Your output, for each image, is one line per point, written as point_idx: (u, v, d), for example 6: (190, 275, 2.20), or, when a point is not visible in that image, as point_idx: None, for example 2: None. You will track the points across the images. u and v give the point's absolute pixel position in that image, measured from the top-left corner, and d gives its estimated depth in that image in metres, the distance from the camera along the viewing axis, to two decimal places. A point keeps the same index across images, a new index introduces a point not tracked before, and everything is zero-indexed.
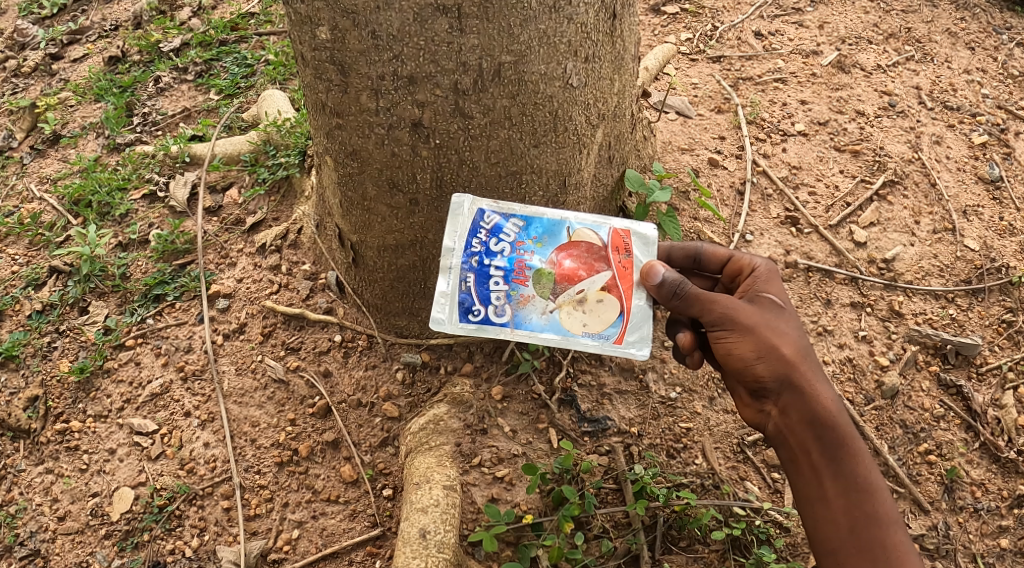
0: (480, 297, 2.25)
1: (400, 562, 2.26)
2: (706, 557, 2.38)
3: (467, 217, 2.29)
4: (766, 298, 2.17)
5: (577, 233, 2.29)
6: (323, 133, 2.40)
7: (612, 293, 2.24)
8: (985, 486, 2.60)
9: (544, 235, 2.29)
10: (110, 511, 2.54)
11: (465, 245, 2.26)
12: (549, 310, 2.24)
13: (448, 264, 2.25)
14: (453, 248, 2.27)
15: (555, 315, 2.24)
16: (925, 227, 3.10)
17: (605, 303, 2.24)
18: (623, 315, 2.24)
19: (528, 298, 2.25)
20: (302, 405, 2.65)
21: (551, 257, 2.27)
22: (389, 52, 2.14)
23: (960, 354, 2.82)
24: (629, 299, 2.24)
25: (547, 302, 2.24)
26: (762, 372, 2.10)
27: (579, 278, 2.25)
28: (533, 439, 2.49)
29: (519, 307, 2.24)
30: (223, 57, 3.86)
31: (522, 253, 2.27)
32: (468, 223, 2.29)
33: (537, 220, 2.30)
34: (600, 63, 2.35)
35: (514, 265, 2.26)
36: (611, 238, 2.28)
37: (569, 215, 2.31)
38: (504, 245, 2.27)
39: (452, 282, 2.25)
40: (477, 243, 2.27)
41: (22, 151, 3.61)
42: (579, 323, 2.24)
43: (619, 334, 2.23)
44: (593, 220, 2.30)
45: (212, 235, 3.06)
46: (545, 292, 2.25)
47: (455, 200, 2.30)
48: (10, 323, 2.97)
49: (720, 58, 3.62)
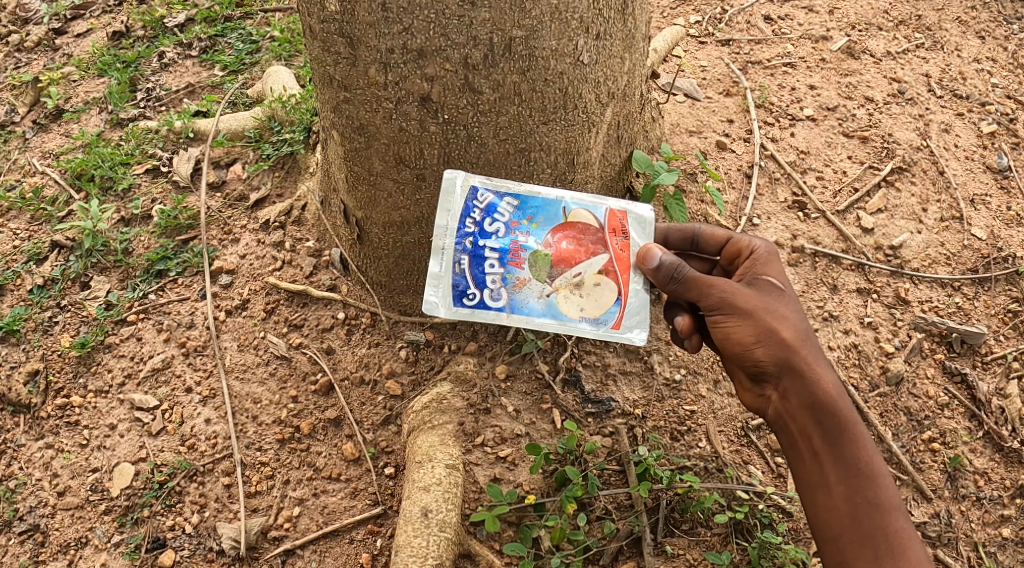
0: (474, 281, 2.22)
1: (402, 540, 2.27)
2: (709, 540, 2.37)
3: (460, 195, 2.27)
4: (765, 281, 2.15)
5: (573, 213, 2.26)
6: (330, 107, 2.38)
7: (609, 277, 2.23)
8: (988, 475, 2.59)
9: (538, 215, 2.26)
10: (111, 486, 2.53)
11: (458, 225, 2.24)
12: (545, 293, 2.22)
13: (442, 245, 2.23)
14: (447, 228, 2.24)
15: (552, 299, 2.22)
16: (932, 215, 3.08)
17: (601, 287, 2.23)
18: (620, 300, 2.23)
19: (524, 281, 2.23)
20: (304, 382, 2.64)
21: (547, 239, 2.24)
22: (400, 24, 2.13)
23: (966, 343, 2.81)
24: (627, 283, 2.23)
25: (544, 285, 2.22)
26: (761, 356, 2.09)
27: (575, 261, 2.24)
28: (537, 419, 2.48)
29: (515, 290, 2.22)
30: (228, 33, 3.84)
31: (517, 234, 2.25)
32: (461, 202, 2.26)
33: (532, 200, 2.28)
34: (611, 40, 2.33)
35: (509, 247, 2.23)
36: (608, 219, 2.26)
37: (565, 195, 2.28)
38: (499, 226, 2.25)
39: (446, 263, 2.23)
40: (471, 223, 2.25)
41: (24, 125, 3.58)
42: (575, 308, 2.23)
43: (616, 320, 2.23)
44: (590, 200, 2.28)
45: (216, 211, 3.05)
46: (542, 276, 2.23)
47: (447, 177, 2.28)
48: (10, 298, 2.96)
49: (729, 42, 3.60)
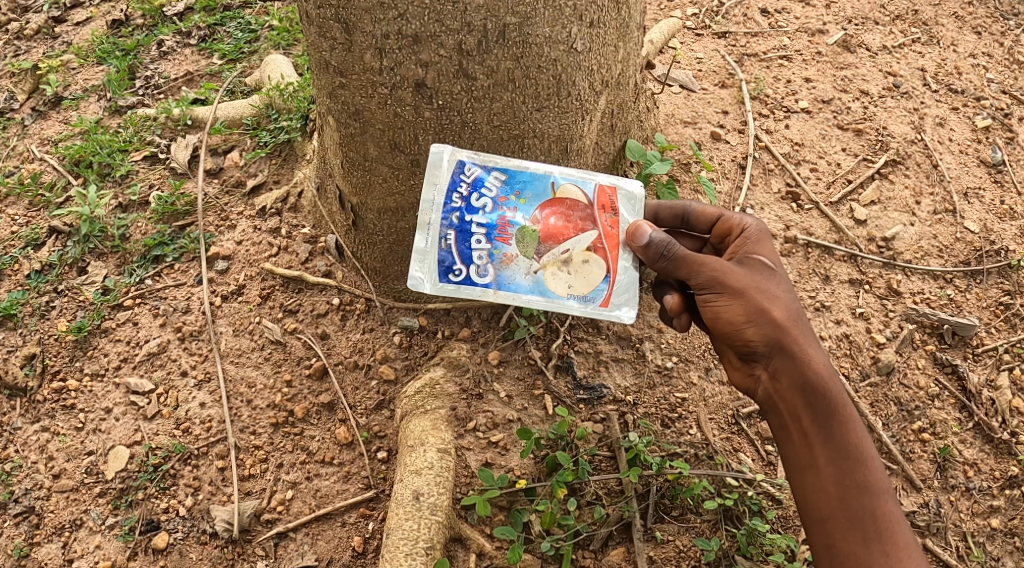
0: (461, 256, 2.24)
1: (394, 524, 2.30)
2: (698, 527, 2.39)
3: (447, 169, 2.27)
4: (756, 261, 2.17)
5: (561, 189, 2.28)
6: (326, 93, 2.39)
7: (597, 254, 2.25)
8: (977, 466, 2.61)
9: (526, 190, 2.28)
10: (106, 469, 2.55)
11: (445, 200, 2.25)
12: (532, 270, 2.24)
13: (428, 219, 2.24)
14: (434, 203, 2.25)
15: (539, 276, 2.24)
16: (926, 208, 3.09)
17: (590, 264, 2.25)
18: (609, 277, 2.25)
19: (511, 258, 2.24)
20: (299, 366, 2.66)
21: (535, 214, 2.26)
22: (394, 10, 2.14)
23: (957, 335, 2.83)
24: (615, 260, 2.25)
25: (531, 262, 2.24)
26: (752, 336, 2.10)
27: (564, 238, 2.26)
28: (529, 405, 2.50)
29: (502, 266, 2.24)
30: (227, 21, 3.85)
31: (504, 209, 2.26)
32: (448, 176, 2.27)
33: (520, 175, 2.29)
34: (605, 29, 2.34)
35: (496, 223, 2.25)
36: (597, 195, 2.28)
37: (554, 170, 2.30)
38: (486, 202, 2.26)
39: (432, 239, 2.24)
40: (458, 198, 2.26)
41: (22, 113, 3.59)
42: (563, 285, 2.24)
43: (605, 297, 2.25)
44: (578, 176, 2.30)
45: (212, 197, 3.07)
46: (529, 252, 2.24)
47: (435, 151, 2.29)
48: (8, 282, 2.97)
49: (725, 34, 3.61)
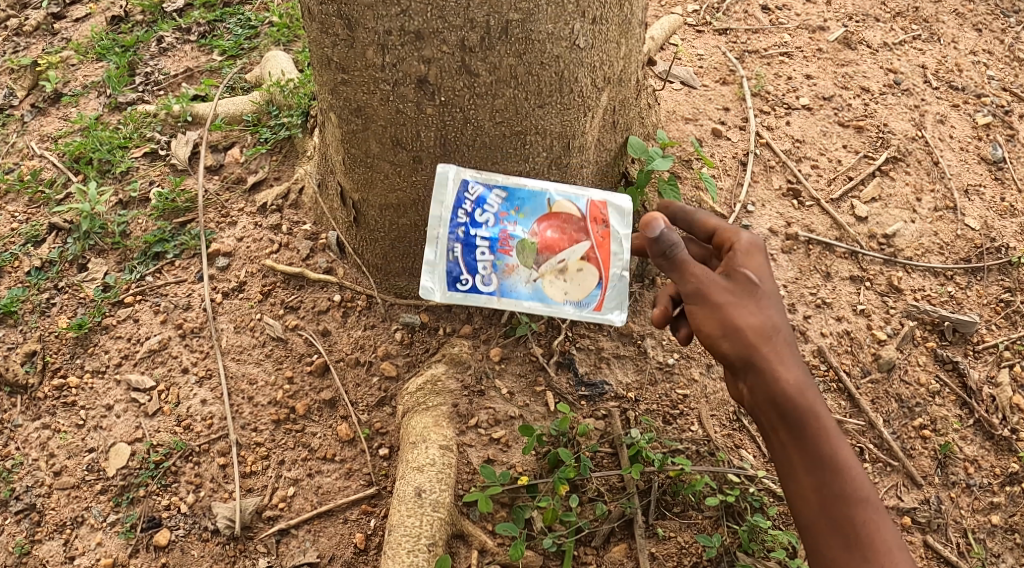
0: (467, 267, 2.31)
1: (396, 520, 2.30)
2: (700, 523, 2.39)
3: (452, 187, 2.34)
4: (740, 272, 2.06)
5: (558, 205, 2.35)
6: (328, 89, 2.39)
7: (591, 263, 2.33)
8: (978, 463, 2.61)
9: (525, 205, 2.35)
10: (107, 466, 2.55)
11: (451, 215, 2.32)
12: (532, 278, 2.31)
13: (436, 234, 2.32)
14: (440, 219, 2.33)
15: (538, 284, 2.31)
16: (926, 205, 3.10)
17: (584, 273, 2.33)
18: (599, 286, 2.32)
19: (513, 267, 2.32)
20: (300, 363, 2.66)
21: (534, 228, 2.33)
22: (397, 6, 2.13)
23: (958, 332, 2.83)
24: (608, 269, 2.34)
25: (531, 271, 2.31)
26: (727, 350, 1.98)
27: (562, 250, 2.33)
28: (530, 402, 2.50)
29: (504, 276, 2.31)
30: (227, 18, 3.85)
31: (505, 224, 2.33)
32: (453, 193, 2.34)
33: (519, 192, 2.37)
34: (607, 25, 2.34)
35: (499, 236, 2.32)
36: (590, 208, 2.36)
37: (550, 187, 2.38)
38: (489, 217, 2.33)
39: (440, 251, 2.32)
40: (463, 213, 2.33)
41: (22, 109, 3.58)
42: (560, 292, 2.32)
43: (597, 303, 2.34)
44: (572, 191, 2.38)
45: (213, 194, 3.06)
46: (529, 262, 2.31)
47: (440, 171, 2.35)
48: (8, 279, 2.97)
49: (726, 30, 3.61)
